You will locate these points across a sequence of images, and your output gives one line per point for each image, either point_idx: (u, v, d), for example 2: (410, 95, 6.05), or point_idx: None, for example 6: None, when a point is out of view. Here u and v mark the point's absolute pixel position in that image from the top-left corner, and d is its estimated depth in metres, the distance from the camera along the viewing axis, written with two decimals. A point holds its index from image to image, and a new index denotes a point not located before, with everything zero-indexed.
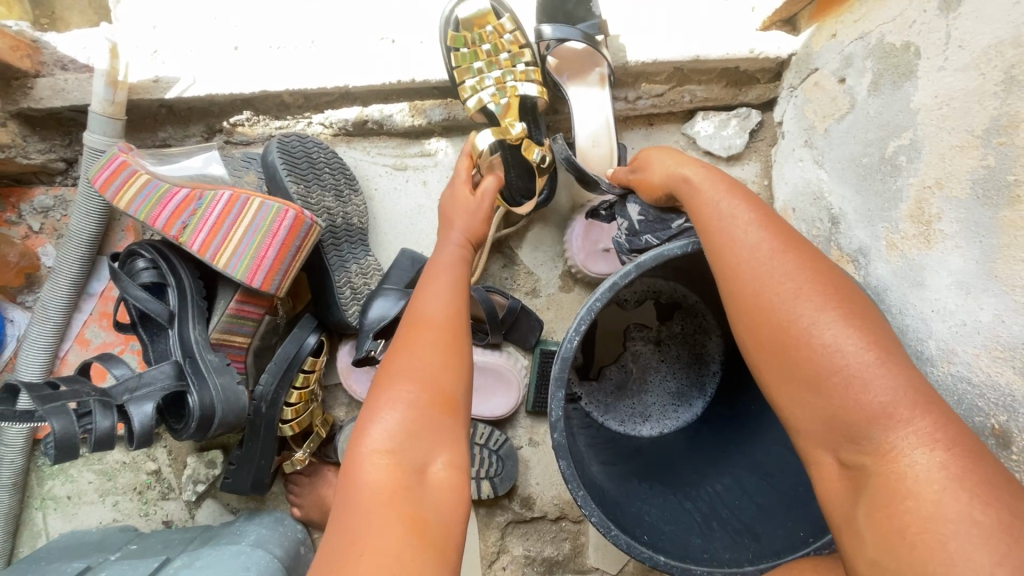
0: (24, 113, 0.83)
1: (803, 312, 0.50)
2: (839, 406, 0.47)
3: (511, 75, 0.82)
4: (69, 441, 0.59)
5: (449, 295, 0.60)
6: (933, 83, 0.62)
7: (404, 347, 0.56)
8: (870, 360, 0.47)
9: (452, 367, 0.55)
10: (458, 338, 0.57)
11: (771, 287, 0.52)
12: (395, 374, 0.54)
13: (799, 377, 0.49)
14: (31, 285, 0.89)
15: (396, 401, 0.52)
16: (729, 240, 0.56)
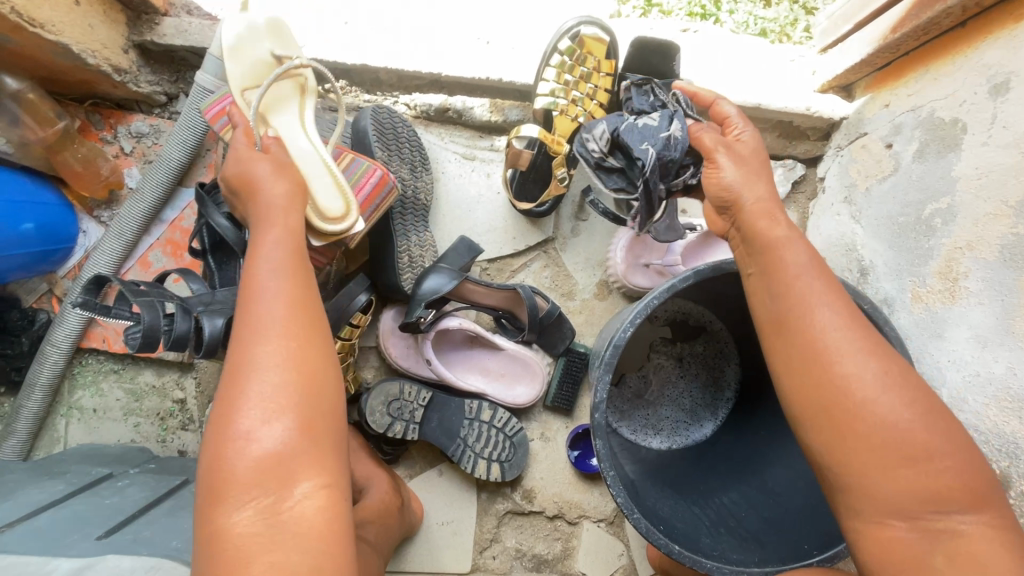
0: (145, 45, 0.90)
1: (884, 395, 0.51)
2: (920, 479, 0.49)
3: (583, 101, 0.87)
4: (152, 334, 0.64)
5: (286, 288, 0.55)
6: (975, 156, 0.69)
7: (244, 369, 0.50)
8: (919, 449, 0.49)
9: (295, 378, 0.50)
10: (297, 346, 0.52)
11: (849, 374, 0.52)
12: (233, 408, 0.49)
13: (868, 460, 0.50)
14: (109, 203, 0.95)
15: (248, 438, 0.48)
16: (812, 312, 0.55)
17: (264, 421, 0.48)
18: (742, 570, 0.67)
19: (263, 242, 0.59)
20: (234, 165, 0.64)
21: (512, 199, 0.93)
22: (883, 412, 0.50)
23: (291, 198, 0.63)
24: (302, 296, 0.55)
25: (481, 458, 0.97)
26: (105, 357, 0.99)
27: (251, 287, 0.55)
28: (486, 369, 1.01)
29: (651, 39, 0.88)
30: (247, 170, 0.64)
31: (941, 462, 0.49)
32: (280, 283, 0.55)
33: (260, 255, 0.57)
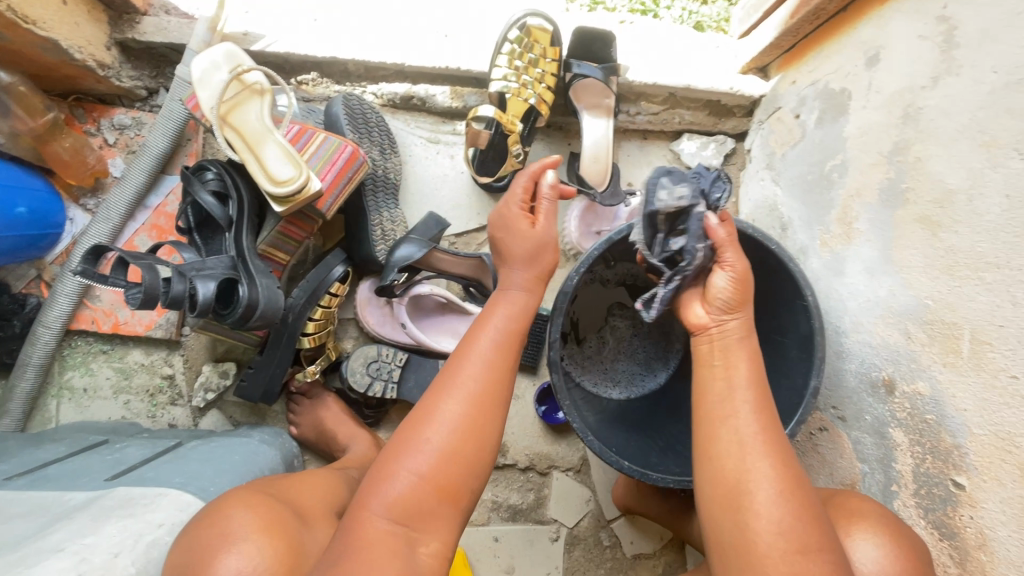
0: (126, 42, 0.97)
1: (760, 476, 0.59)
2: (792, 550, 0.55)
3: (532, 84, 0.97)
4: (151, 294, 0.71)
5: (494, 372, 0.70)
6: (859, 118, 0.82)
7: (426, 421, 0.65)
8: (791, 548, 0.55)
9: (468, 450, 0.65)
10: (483, 424, 0.67)
11: (747, 476, 0.60)
12: (413, 449, 0.64)
13: (752, 556, 0.57)
14: (95, 190, 1.01)
15: (410, 475, 0.62)
16: (733, 416, 0.64)
17: (424, 462, 0.63)
18: (682, 478, 0.79)
19: (491, 319, 0.74)
20: (504, 231, 0.79)
21: (474, 175, 1.02)
22: (760, 490, 0.59)
23: (538, 273, 0.78)
24: (506, 371, 0.71)
25: None
26: (94, 338, 1.04)
27: (464, 359, 0.70)
28: (457, 332, 1.09)
29: (589, 28, 1.00)
30: (507, 235, 0.78)
31: (810, 540, 0.56)
32: (485, 361, 0.70)
33: (473, 333, 0.73)
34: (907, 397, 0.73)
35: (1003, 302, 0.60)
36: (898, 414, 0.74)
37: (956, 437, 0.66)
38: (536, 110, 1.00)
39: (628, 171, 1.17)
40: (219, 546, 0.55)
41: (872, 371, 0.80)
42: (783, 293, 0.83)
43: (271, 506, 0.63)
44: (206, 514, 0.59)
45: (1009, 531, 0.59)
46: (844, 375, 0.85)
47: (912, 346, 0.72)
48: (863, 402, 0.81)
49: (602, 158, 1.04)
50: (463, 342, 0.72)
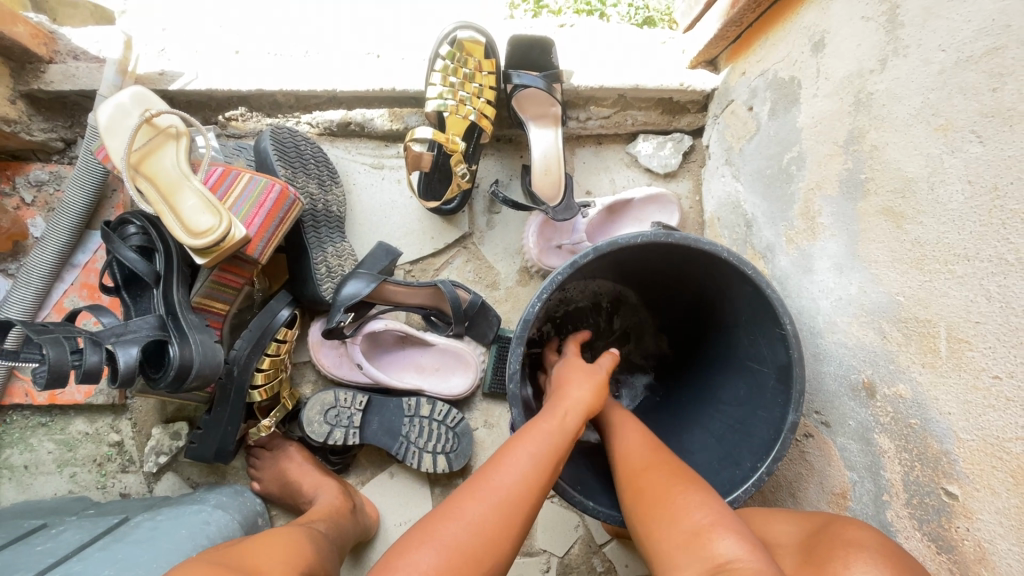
0: (33, 94, 0.91)
1: (651, 480, 0.63)
2: (689, 536, 0.55)
3: (471, 99, 0.92)
4: (59, 370, 0.64)
5: (534, 476, 0.60)
6: (810, 107, 0.78)
7: (452, 513, 0.55)
8: (688, 531, 0.56)
9: (492, 551, 0.54)
10: (518, 521, 0.57)
11: (673, 499, 0.60)
12: (428, 540, 0.53)
13: (690, 557, 0.53)
14: (16, 254, 0.94)
15: (413, 566, 0.51)
16: (638, 458, 0.68)
17: (433, 559, 0.52)
18: None
19: (542, 420, 0.67)
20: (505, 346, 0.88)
21: (419, 199, 0.97)
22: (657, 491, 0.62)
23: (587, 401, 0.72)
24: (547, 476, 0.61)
25: (426, 452, 0.99)
26: (32, 411, 0.97)
27: (501, 459, 0.61)
28: (421, 366, 1.05)
29: (526, 36, 0.95)
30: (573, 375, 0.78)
31: (706, 523, 0.56)
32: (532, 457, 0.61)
33: (528, 429, 0.65)
34: (888, 400, 0.68)
35: (977, 297, 0.56)
36: (881, 418, 0.70)
37: (943, 443, 0.61)
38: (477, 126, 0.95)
39: (585, 178, 1.12)
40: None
41: (851, 374, 0.75)
42: (756, 306, 0.75)
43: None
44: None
45: (1008, 544, 0.54)
46: (824, 377, 0.81)
47: (889, 346, 0.68)
48: (845, 406, 0.76)
49: (552, 170, 0.99)
50: (516, 436, 0.65)
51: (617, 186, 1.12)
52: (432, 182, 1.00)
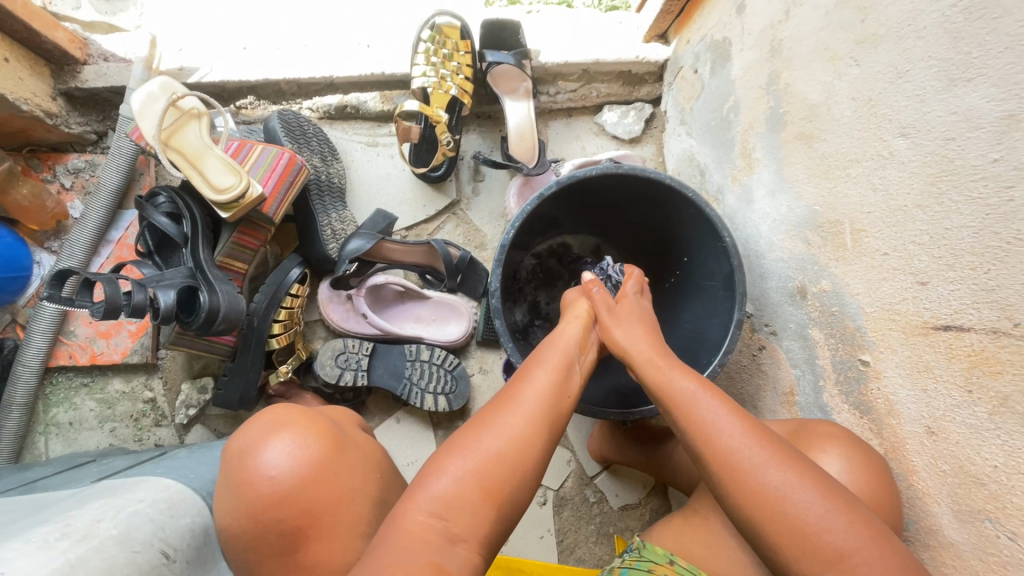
0: (70, 92, 1.04)
1: (703, 408, 0.65)
2: (739, 468, 0.59)
3: (450, 76, 1.06)
4: (113, 305, 0.77)
5: (557, 392, 0.68)
6: (740, 60, 0.91)
7: (484, 426, 0.63)
8: (741, 458, 0.59)
9: (518, 450, 0.61)
10: (545, 426, 0.65)
11: (687, 400, 0.66)
12: (465, 450, 0.61)
13: (708, 454, 0.62)
14: (58, 232, 1.07)
15: (452, 476, 0.59)
16: (656, 361, 0.73)
17: (467, 463, 0.60)
18: (623, 411, 0.83)
19: (551, 344, 0.76)
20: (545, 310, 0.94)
21: (410, 167, 1.10)
22: (702, 416, 0.64)
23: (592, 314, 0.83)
24: (569, 393, 0.69)
25: (428, 393, 1.10)
26: (74, 373, 1.09)
27: (528, 380, 0.69)
28: (420, 317, 1.16)
29: (496, 20, 1.09)
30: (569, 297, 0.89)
31: (762, 459, 0.59)
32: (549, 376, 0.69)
33: (544, 354, 0.74)
34: (816, 297, 0.80)
35: (867, 191, 0.68)
36: (813, 315, 0.82)
37: (856, 320, 0.73)
38: (458, 100, 1.08)
39: (558, 146, 1.25)
40: (266, 437, 0.61)
41: (788, 283, 0.87)
42: (703, 231, 0.88)
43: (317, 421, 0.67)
44: (253, 418, 0.66)
45: (907, 391, 0.66)
46: (769, 292, 0.93)
47: (812, 250, 0.80)
48: (786, 312, 0.88)
49: (528, 137, 1.13)
50: (533, 359, 0.73)
51: (588, 152, 1.25)
52: (421, 153, 1.13)
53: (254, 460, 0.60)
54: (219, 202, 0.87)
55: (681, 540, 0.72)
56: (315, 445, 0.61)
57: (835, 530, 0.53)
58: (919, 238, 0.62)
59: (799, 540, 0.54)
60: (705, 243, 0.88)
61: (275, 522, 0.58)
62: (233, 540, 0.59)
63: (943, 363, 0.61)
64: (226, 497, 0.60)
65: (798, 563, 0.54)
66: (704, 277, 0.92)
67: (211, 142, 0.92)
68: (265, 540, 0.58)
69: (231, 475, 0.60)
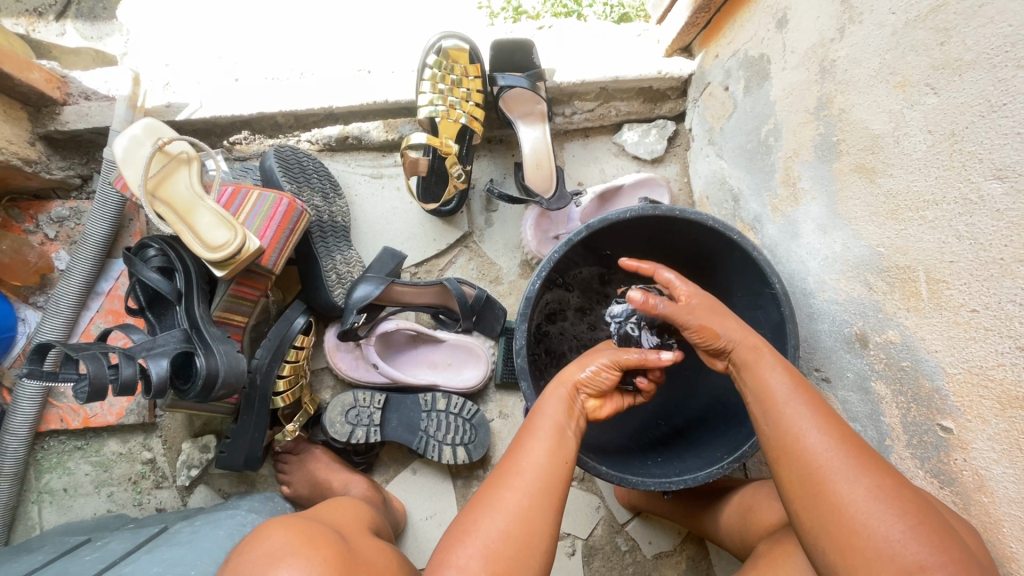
0: (50, 135, 0.96)
1: (843, 470, 0.52)
2: (881, 549, 0.48)
3: (459, 104, 0.97)
4: (98, 383, 0.69)
5: (554, 461, 0.62)
6: (781, 80, 0.82)
7: (488, 507, 0.58)
8: (891, 533, 0.48)
9: (524, 531, 0.56)
10: (549, 496, 0.59)
11: (809, 451, 0.55)
12: (468, 539, 0.56)
13: (844, 527, 0.50)
14: (43, 286, 1.00)
15: (459, 567, 0.54)
16: (761, 387, 0.61)
17: (474, 555, 0.54)
18: (664, 480, 0.75)
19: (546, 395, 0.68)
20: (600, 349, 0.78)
21: (419, 203, 1.02)
22: (843, 484, 0.52)
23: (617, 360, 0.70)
24: (567, 457, 0.62)
25: (446, 445, 1.02)
26: (66, 436, 1.02)
27: (524, 445, 0.63)
28: (434, 362, 1.09)
29: (507, 40, 1.00)
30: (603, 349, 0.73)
31: (908, 536, 0.48)
32: (547, 437, 0.63)
33: (539, 406, 0.67)
34: (880, 348, 0.72)
35: (949, 238, 0.59)
36: (876, 367, 0.73)
37: (934, 380, 0.64)
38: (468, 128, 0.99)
39: (576, 170, 1.17)
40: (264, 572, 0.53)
41: (844, 328, 0.78)
42: (748, 274, 0.79)
43: (314, 534, 0.60)
44: (242, 549, 0.58)
45: (1003, 467, 0.58)
46: (820, 335, 0.84)
47: (874, 296, 0.71)
48: (842, 359, 0.80)
49: (545, 165, 1.04)
50: (529, 418, 0.67)
51: (607, 175, 1.17)
52: (430, 186, 1.05)
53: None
54: (214, 260, 0.79)
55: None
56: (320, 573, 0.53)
57: (910, 546, 0.47)
58: (1019, 297, 0.53)
59: (866, 557, 0.49)
60: (750, 285, 0.80)
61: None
62: None
63: None
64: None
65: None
66: (749, 321, 0.84)
67: (203, 191, 0.84)
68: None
69: None
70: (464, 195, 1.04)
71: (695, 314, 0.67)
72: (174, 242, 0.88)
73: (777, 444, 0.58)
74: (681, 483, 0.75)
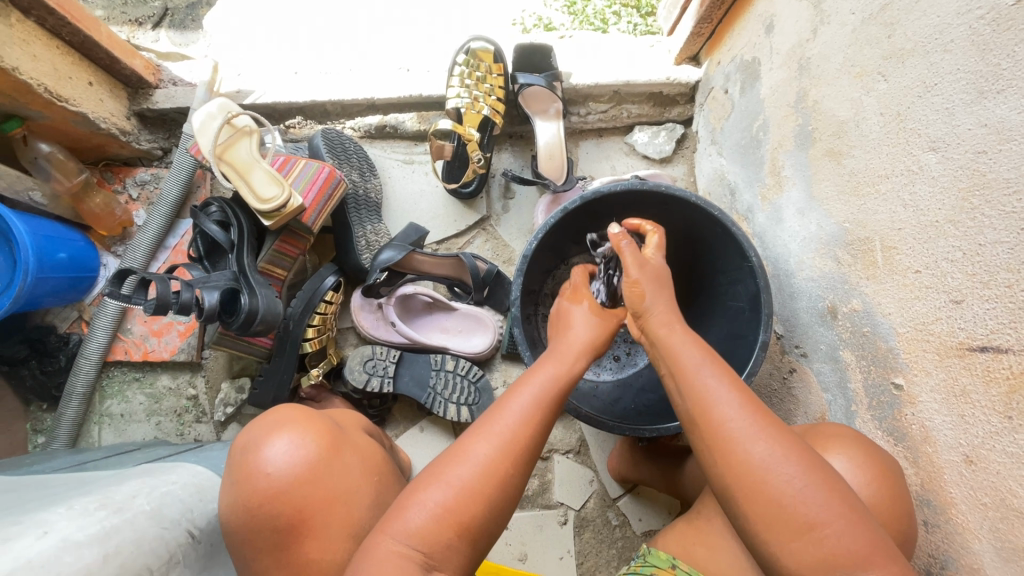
0: (142, 112, 1.15)
1: (748, 437, 0.56)
2: (782, 509, 0.53)
3: (483, 97, 1.10)
4: (164, 301, 0.83)
5: (531, 419, 0.64)
6: (769, 80, 0.91)
7: (456, 455, 0.61)
8: (791, 497, 0.52)
9: (495, 477, 0.60)
10: (520, 448, 0.62)
11: (721, 417, 0.58)
12: (434, 483, 0.60)
13: (747, 490, 0.54)
14: (123, 238, 1.18)
15: (424, 506, 0.58)
16: (677, 354, 0.65)
17: (438, 495, 0.59)
18: (637, 428, 0.83)
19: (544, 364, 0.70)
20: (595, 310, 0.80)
21: (443, 183, 1.15)
22: (747, 451, 0.55)
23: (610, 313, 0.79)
24: (548, 416, 0.65)
25: (450, 402, 1.11)
26: (127, 368, 1.18)
27: (510, 396, 0.66)
28: (446, 329, 1.19)
29: (529, 44, 1.14)
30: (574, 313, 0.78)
31: (806, 496, 0.52)
32: (536, 397, 0.65)
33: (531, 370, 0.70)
34: (847, 318, 0.78)
35: (897, 207, 0.66)
36: (844, 336, 0.79)
37: (888, 341, 0.70)
38: (490, 119, 1.12)
39: (588, 166, 1.27)
40: (270, 436, 0.67)
41: (818, 303, 0.84)
42: (730, 251, 0.87)
43: (317, 419, 0.72)
44: (262, 417, 0.72)
45: (943, 417, 0.63)
46: (799, 313, 0.90)
47: (842, 269, 0.78)
48: (816, 333, 0.85)
49: (558, 155, 1.15)
50: (521, 379, 0.68)
51: (618, 171, 1.27)
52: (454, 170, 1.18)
53: (256, 455, 0.66)
54: (262, 212, 0.94)
55: (686, 544, 0.73)
56: (312, 444, 0.67)
57: (811, 505, 0.52)
58: (951, 255, 0.59)
59: (772, 515, 0.53)
60: (730, 260, 0.88)
61: (270, 514, 0.64)
62: (230, 523, 0.66)
63: (981, 387, 0.57)
64: (230, 491, 0.66)
65: (767, 536, 0.53)
66: (731, 297, 0.91)
67: (259, 158, 0.99)
68: (261, 532, 0.64)
69: (237, 470, 0.67)
70: (481, 178, 1.16)
71: (637, 268, 0.73)
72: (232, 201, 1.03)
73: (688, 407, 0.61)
74: (652, 432, 0.83)
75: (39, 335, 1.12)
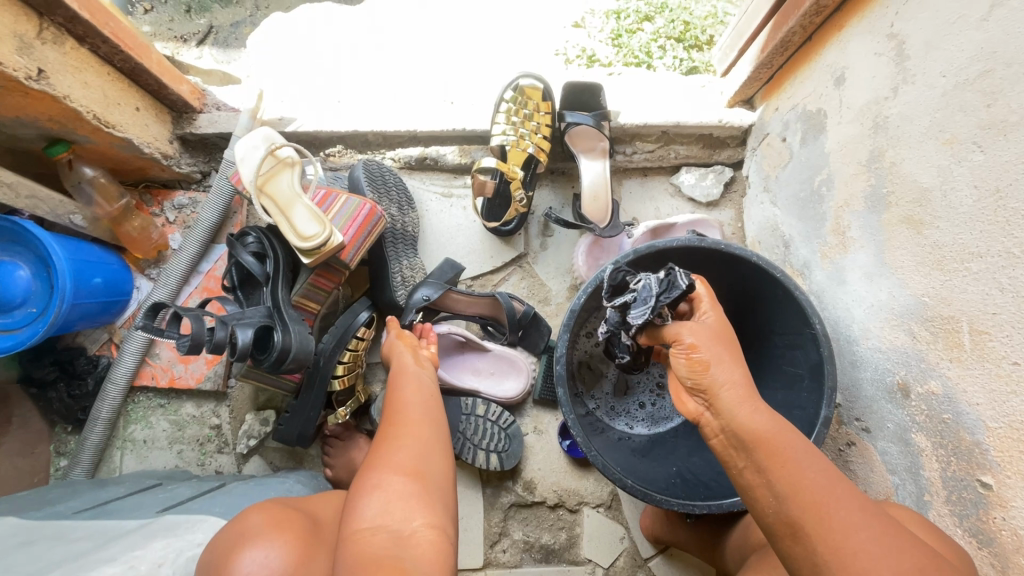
0: (184, 136, 1.14)
1: (874, 554, 0.49)
2: None
3: (529, 135, 1.07)
4: (198, 341, 0.80)
5: (422, 399, 0.78)
6: (836, 133, 0.86)
7: (384, 442, 0.70)
8: None
9: (418, 449, 0.69)
10: (428, 421, 0.74)
11: (841, 530, 0.51)
12: (379, 467, 0.65)
13: None
14: (158, 261, 1.17)
15: (379, 487, 0.63)
16: (772, 446, 0.56)
17: (388, 474, 0.64)
18: (687, 503, 0.78)
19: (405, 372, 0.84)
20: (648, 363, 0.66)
21: (482, 221, 1.12)
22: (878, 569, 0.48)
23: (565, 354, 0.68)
24: (431, 398, 0.80)
25: (480, 449, 1.07)
26: (153, 394, 1.16)
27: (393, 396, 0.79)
28: (478, 369, 1.16)
29: (578, 82, 1.10)
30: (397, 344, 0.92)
31: None
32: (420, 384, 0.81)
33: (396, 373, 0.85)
34: (923, 399, 0.71)
35: (992, 290, 0.60)
36: (918, 418, 0.72)
37: (974, 434, 0.64)
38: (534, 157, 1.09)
39: (631, 206, 1.23)
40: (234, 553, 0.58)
41: (886, 377, 0.78)
42: (791, 316, 0.82)
43: (287, 514, 0.68)
44: (223, 531, 0.64)
45: None
46: (862, 384, 0.84)
47: (918, 345, 0.72)
48: (883, 409, 0.79)
49: (602, 196, 1.11)
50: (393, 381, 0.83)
51: (662, 214, 1.22)
52: (494, 207, 1.15)
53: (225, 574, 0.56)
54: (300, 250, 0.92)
55: None
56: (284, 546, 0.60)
57: None
58: None
59: None
60: (790, 324, 0.82)
61: None
62: None
63: None
64: None
65: None
66: (789, 362, 0.85)
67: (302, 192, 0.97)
68: None
69: None
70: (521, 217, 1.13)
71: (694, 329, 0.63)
72: (268, 231, 1.01)
73: (792, 515, 0.53)
74: (704, 508, 0.78)
75: (69, 358, 1.10)
